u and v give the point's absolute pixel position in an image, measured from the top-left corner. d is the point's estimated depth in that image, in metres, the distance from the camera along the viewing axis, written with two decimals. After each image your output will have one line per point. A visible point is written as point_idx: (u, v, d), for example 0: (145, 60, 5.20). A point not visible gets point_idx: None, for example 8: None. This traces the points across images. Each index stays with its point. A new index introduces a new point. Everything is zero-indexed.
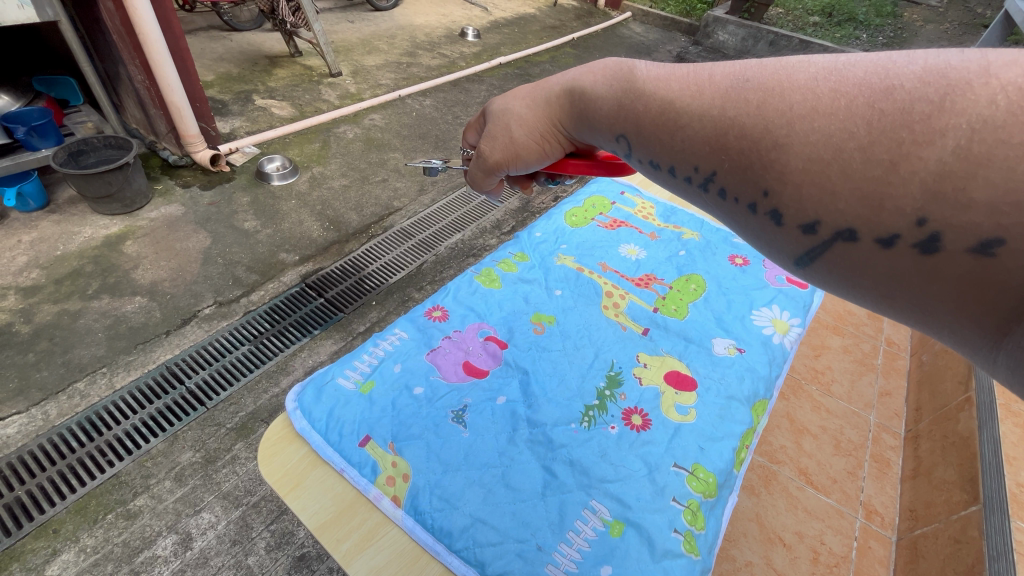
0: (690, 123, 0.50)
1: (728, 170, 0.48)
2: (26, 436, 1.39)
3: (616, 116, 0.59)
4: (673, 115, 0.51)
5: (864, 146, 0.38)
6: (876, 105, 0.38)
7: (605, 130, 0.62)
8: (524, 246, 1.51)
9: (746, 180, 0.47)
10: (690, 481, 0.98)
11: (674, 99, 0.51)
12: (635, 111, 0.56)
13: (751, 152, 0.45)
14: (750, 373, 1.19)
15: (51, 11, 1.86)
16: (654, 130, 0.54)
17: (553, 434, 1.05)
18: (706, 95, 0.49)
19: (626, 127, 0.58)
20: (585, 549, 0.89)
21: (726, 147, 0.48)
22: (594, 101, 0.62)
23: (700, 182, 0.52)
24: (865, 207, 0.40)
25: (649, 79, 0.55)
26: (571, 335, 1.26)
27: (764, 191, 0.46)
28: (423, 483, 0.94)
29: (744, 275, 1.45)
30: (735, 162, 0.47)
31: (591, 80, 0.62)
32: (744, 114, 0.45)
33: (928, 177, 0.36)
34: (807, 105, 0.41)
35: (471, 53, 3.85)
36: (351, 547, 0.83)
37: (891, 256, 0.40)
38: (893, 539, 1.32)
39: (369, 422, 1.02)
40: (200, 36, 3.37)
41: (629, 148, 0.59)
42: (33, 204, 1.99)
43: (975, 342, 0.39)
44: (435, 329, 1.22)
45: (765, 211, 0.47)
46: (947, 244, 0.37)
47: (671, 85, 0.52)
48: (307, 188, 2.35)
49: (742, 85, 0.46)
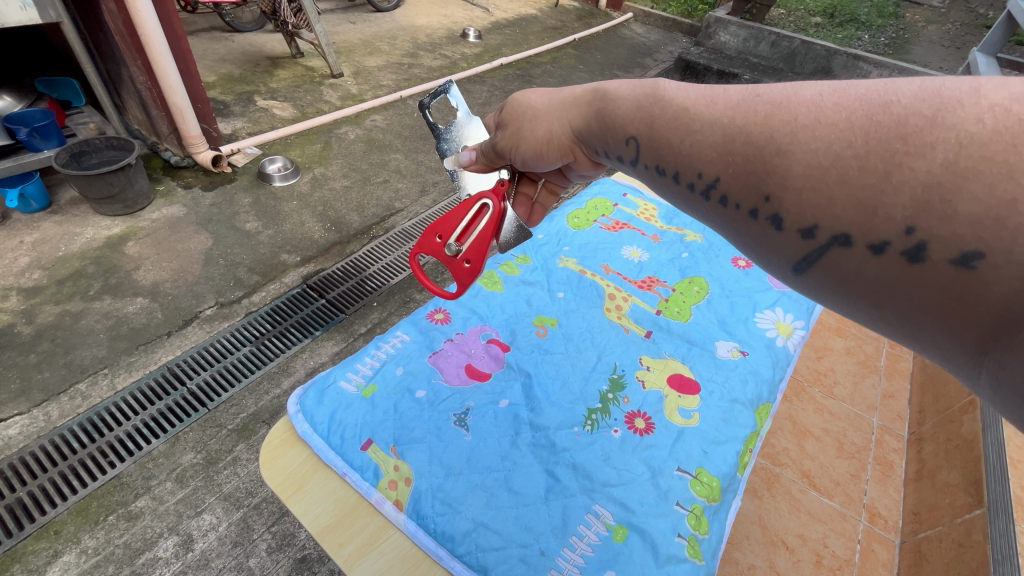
0: (701, 128, 0.52)
1: (732, 175, 0.49)
2: (27, 437, 1.39)
3: (632, 116, 0.60)
4: (687, 121, 0.53)
5: (862, 154, 0.39)
6: (874, 117, 0.39)
7: (617, 133, 0.63)
8: (527, 248, 1.50)
9: (747, 185, 0.48)
10: (694, 486, 0.98)
11: (689, 106, 0.54)
12: (652, 112, 0.58)
13: (755, 158, 0.46)
14: (754, 376, 1.19)
15: (53, 13, 1.87)
16: (668, 132, 0.55)
17: (556, 438, 1.05)
18: (718, 106, 0.51)
19: (640, 129, 0.59)
20: (588, 554, 0.88)
21: (732, 152, 0.49)
22: (615, 102, 0.64)
23: (702, 188, 0.53)
24: (859, 213, 0.41)
25: (668, 88, 0.58)
26: (574, 338, 1.25)
27: (766, 196, 0.46)
28: (425, 488, 0.94)
29: (747, 278, 1.44)
30: (740, 168, 0.48)
31: (617, 85, 0.65)
32: (753, 123, 0.47)
33: (918, 187, 0.37)
34: (811, 116, 0.43)
35: (472, 53, 3.85)
36: (353, 552, 0.82)
37: (881, 263, 0.41)
38: (896, 543, 1.32)
39: (372, 426, 1.02)
40: (201, 36, 3.38)
41: (638, 151, 0.60)
42: (35, 204, 1.99)
43: (958, 358, 0.40)
44: (438, 332, 1.22)
45: (765, 216, 0.47)
46: (932, 254, 0.37)
47: (687, 94, 0.55)
48: (308, 189, 2.35)
49: (753, 99, 0.48)
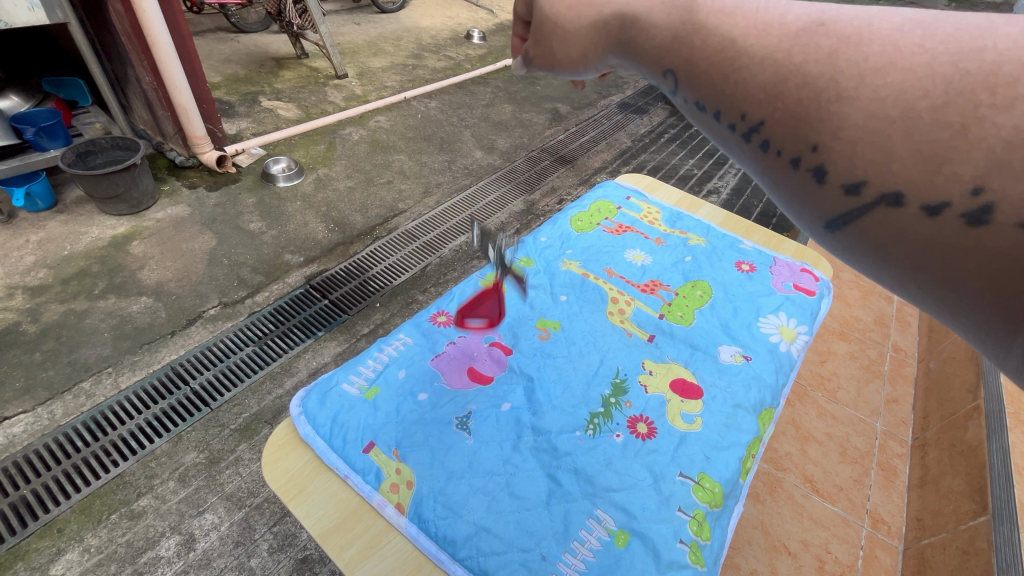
0: (747, 63, 0.44)
1: (778, 119, 0.43)
2: (31, 435, 1.39)
3: (666, 44, 0.50)
4: (734, 53, 0.45)
5: (937, 105, 0.34)
6: (961, 63, 0.33)
7: (649, 62, 0.53)
8: (530, 252, 1.50)
9: (794, 131, 0.42)
10: (696, 491, 0.97)
11: (737, 33, 0.45)
12: (689, 40, 0.48)
13: (809, 102, 0.40)
14: (757, 382, 1.18)
15: (61, 13, 1.88)
16: (708, 66, 0.47)
17: (558, 442, 1.05)
18: (772, 34, 0.43)
19: (676, 60, 0.50)
20: (590, 559, 0.88)
21: (781, 94, 0.42)
22: (643, 29, 0.52)
23: (741, 132, 0.46)
24: (921, 170, 0.35)
25: (713, 5, 0.47)
26: (577, 342, 1.25)
27: (813, 144, 0.41)
28: (427, 491, 0.94)
29: (751, 281, 1.43)
30: (791, 111, 0.42)
31: (646, 2, 0.52)
32: (812, 59, 0.40)
33: (998, 145, 0.32)
34: (884, 55, 0.37)
35: (476, 55, 3.85)
36: (354, 555, 0.83)
37: (931, 228, 0.35)
38: (899, 549, 1.31)
39: (374, 429, 1.01)
40: (207, 37, 3.40)
41: (673, 83, 0.52)
42: (41, 204, 2.01)
43: (996, 334, 0.36)
44: (440, 335, 1.22)
45: (808, 166, 0.42)
46: (1000, 217, 0.32)
47: (736, 15, 0.45)
48: (312, 189, 2.36)
49: (816, 28, 0.40)
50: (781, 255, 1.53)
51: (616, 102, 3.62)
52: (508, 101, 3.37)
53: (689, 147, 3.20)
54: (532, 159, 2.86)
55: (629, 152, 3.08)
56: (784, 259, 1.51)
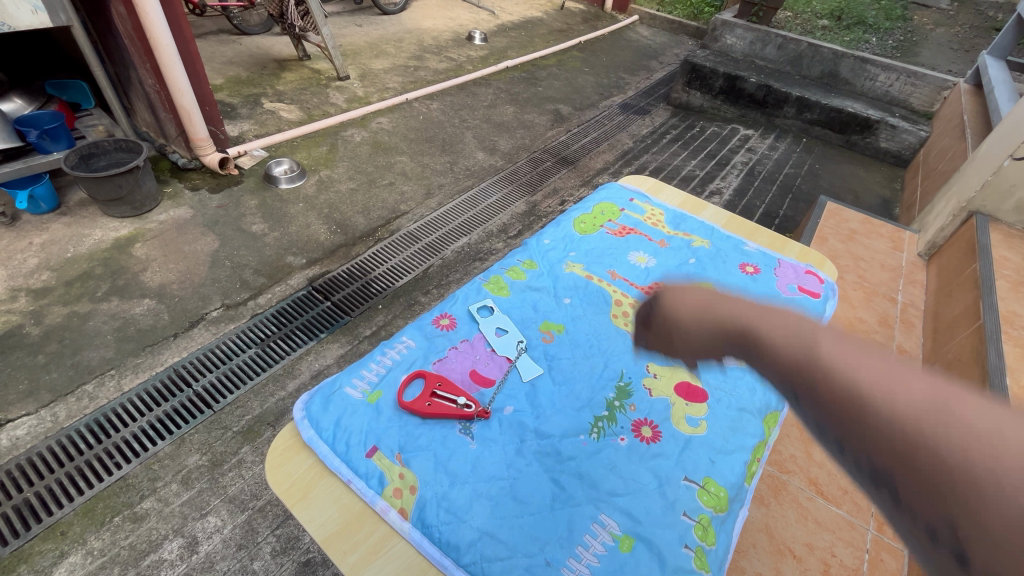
0: (875, 425, 0.42)
1: (911, 491, 0.40)
2: (35, 438, 1.39)
3: (786, 373, 0.50)
4: (859, 410, 0.44)
5: None
6: None
7: (769, 377, 0.53)
8: (532, 253, 1.44)
9: (932, 504, 0.38)
10: (702, 496, 0.92)
11: (862, 392, 0.44)
12: (812, 381, 0.48)
13: (948, 485, 0.38)
14: (762, 385, 1.13)
15: (63, 16, 1.88)
16: (832, 414, 0.46)
17: (562, 447, 0.98)
18: (899, 404, 0.42)
19: (799, 390, 0.49)
20: (595, 565, 0.82)
21: (915, 468, 0.40)
22: (766, 351, 0.52)
23: (870, 478, 0.43)
24: None
25: (840, 358, 0.47)
26: (581, 345, 1.19)
27: (953, 527, 0.37)
28: (430, 496, 0.88)
29: (755, 283, 1.39)
30: (914, 483, 0.40)
31: (771, 328, 0.53)
32: (945, 446, 0.38)
33: None
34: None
35: (477, 56, 3.85)
36: (358, 559, 0.82)
37: None
38: (905, 552, 1.30)
39: (377, 432, 0.96)
40: (210, 39, 3.41)
41: (797, 404, 0.50)
42: (44, 206, 2.01)
43: None
44: (443, 339, 1.15)
45: (947, 548, 0.37)
46: None
47: (862, 373, 0.45)
48: (315, 191, 2.36)
49: (949, 418, 0.39)
50: (785, 257, 1.50)
51: (618, 103, 3.62)
52: (509, 102, 3.37)
53: (691, 148, 3.19)
54: (534, 160, 2.86)
55: (631, 154, 3.08)
56: (788, 261, 1.47)
